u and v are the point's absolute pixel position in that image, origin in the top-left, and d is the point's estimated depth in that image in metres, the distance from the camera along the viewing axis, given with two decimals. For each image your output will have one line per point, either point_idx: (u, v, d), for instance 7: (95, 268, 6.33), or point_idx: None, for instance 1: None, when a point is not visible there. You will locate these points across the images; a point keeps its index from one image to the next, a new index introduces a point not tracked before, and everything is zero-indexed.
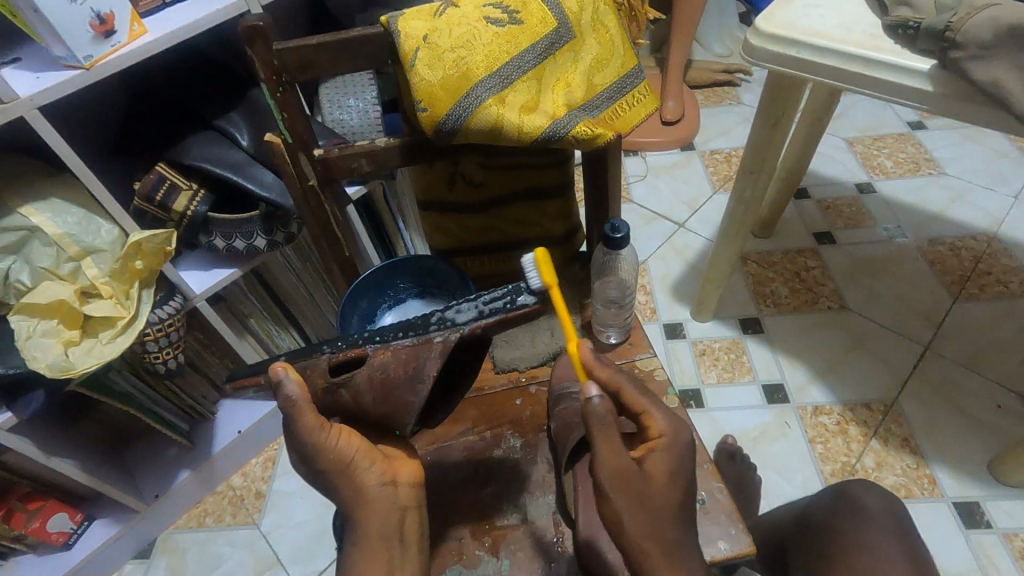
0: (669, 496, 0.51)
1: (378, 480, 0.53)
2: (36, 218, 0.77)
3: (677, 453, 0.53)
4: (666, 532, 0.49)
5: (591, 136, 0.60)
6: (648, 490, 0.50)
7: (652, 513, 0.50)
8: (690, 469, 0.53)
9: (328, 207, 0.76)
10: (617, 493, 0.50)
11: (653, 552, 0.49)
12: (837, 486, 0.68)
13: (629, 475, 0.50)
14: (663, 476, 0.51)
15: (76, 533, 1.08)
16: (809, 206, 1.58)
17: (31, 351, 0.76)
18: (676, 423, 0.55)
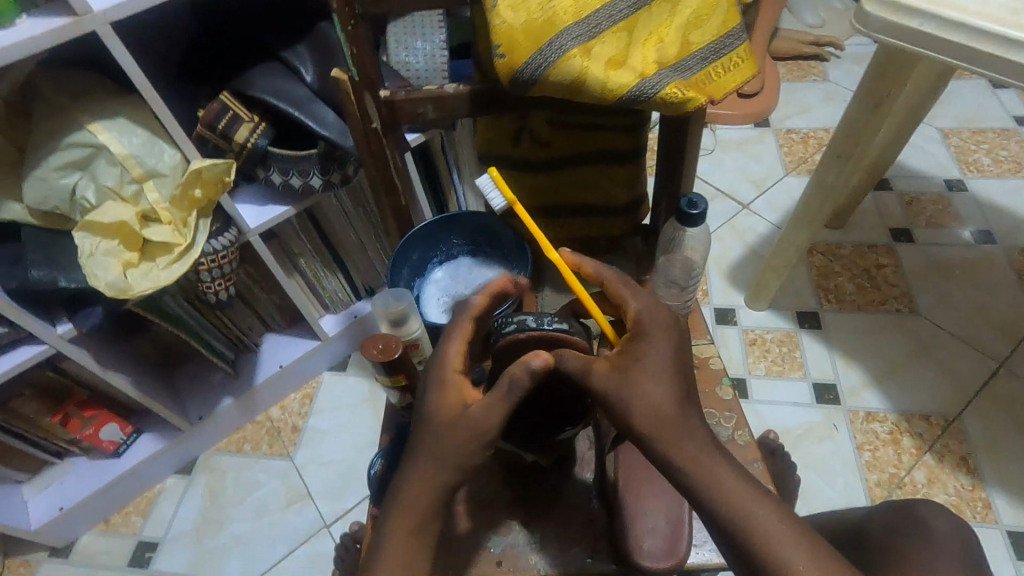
0: (669, 376, 0.52)
1: (478, 447, 0.54)
2: (103, 136, 0.77)
3: (655, 342, 0.54)
4: (671, 415, 0.51)
5: (681, 99, 0.55)
6: (636, 381, 0.52)
7: (653, 402, 0.51)
8: (669, 349, 0.54)
9: (388, 152, 0.73)
10: (609, 395, 0.52)
11: (664, 435, 0.51)
12: (900, 503, 0.64)
13: (613, 376, 0.53)
14: (645, 364, 0.53)
15: (125, 443, 1.14)
16: (889, 199, 1.46)
17: (92, 269, 0.78)
18: (657, 308, 0.57)
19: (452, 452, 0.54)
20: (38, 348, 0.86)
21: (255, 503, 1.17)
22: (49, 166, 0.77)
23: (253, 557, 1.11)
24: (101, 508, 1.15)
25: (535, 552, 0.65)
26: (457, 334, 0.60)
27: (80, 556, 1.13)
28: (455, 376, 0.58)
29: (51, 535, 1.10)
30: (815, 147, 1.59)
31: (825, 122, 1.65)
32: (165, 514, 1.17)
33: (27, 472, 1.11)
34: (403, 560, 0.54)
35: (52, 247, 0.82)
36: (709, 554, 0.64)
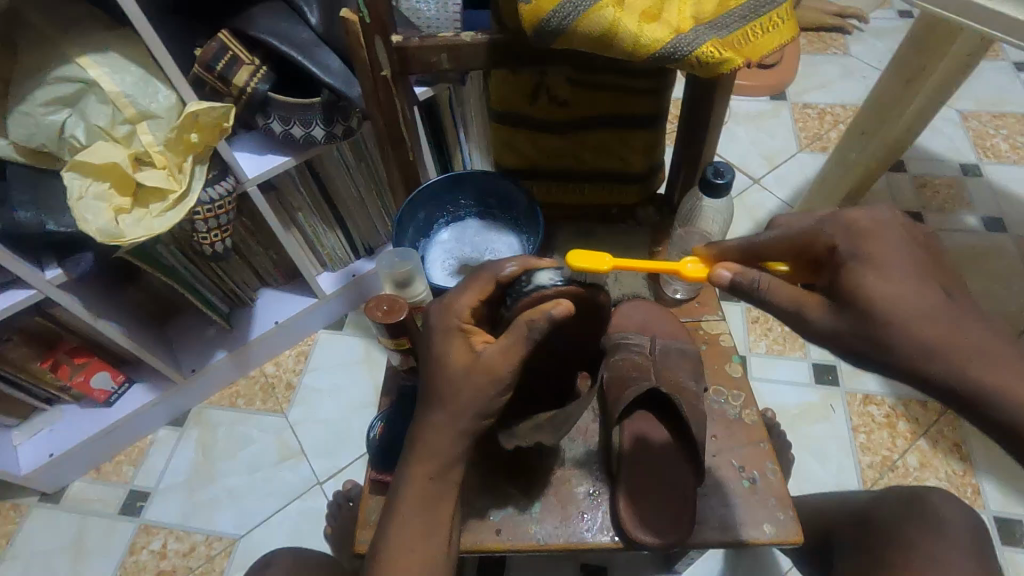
0: (918, 296, 0.46)
1: (498, 392, 0.54)
2: (93, 71, 0.73)
3: (866, 246, 0.49)
4: (953, 342, 0.45)
5: (716, 60, 0.51)
6: (889, 311, 0.46)
7: (920, 333, 0.45)
8: (899, 247, 0.48)
9: (398, 103, 0.68)
10: (865, 340, 0.47)
11: (955, 369, 0.44)
12: (910, 493, 0.65)
13: (858, 314, 0.47)
14: (886, 288, 0.46)
15: (116, 393, 1.12)
16: (902, 181, 1.43)
17: (82, 213, 0.74)
18: (867, 219, 0.50)
19: (472, 398, 0.54)
20: (26, 293, 0.83)
21: (248, 457, 1.16)
22: (36, 100, 0.73)
23: (246, 510, 1.11)
24: (93, 456, 1.14)
25: (533, 522, 0.65)
26: (473, 284, 0.58)
27: (71, 502, 1.13)
28: (465, 326, 0.56)
29: (41, 480, 1.09)
30: (831, 124, 1.55)
31: (844, 98, 1.60)
32: (157, 464, 1.17)
33: (15, 418, 1.09)
34: (405, 522, 0.54)
35: (39, 187, 0.78)
36: (710, 532, 0.63)
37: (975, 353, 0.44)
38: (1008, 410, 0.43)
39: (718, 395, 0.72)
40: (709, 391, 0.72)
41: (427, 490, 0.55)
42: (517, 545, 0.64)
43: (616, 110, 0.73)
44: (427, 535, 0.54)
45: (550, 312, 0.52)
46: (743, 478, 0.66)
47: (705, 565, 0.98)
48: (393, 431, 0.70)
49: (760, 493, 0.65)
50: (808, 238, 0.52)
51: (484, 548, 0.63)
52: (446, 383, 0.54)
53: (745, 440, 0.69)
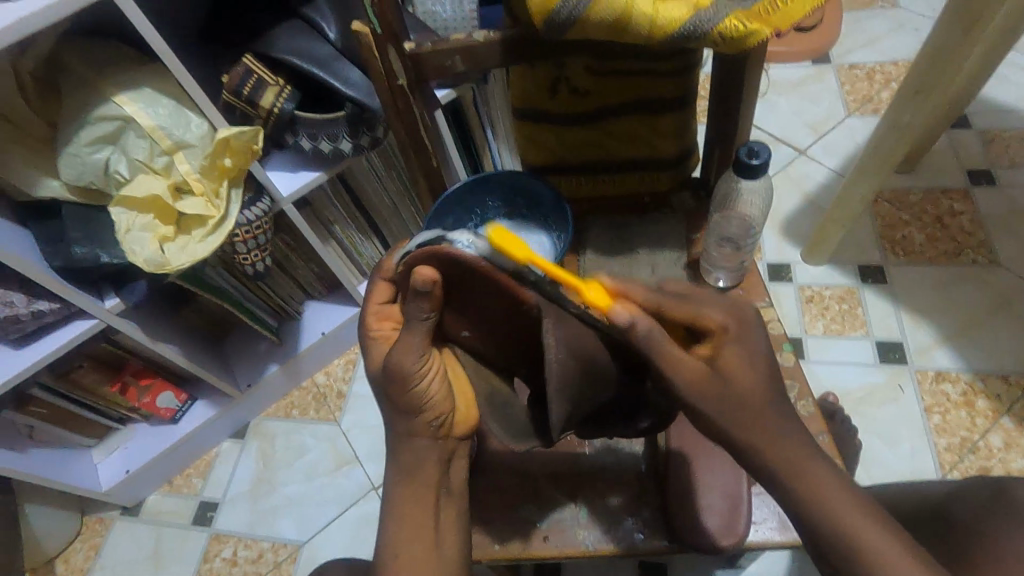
0: (756, 388, 0.51)
1: (413, 379, 0.53)
2: (129, 107, 0.76)
3: (745, 336, 0.53)
4: (771, 426, 0.51)
5: (741, 33, 0.48)
6: (732, 389, 0.51)
7: (746, 419, 0.51)
8: (762, 341, 0.54)
9: (417, 110, 0.68)
10: (700, 403, 0.51)
11: (761, 443, 0.51)
12: (994, 483, 0.60)
13: (710, 384, 0.51)
14: (740, 369, 0.51)
15: (181, 410, 1.18)
16: (967, 138, 1.32)
17: (130, 245, 0.79)
18: (732, 307, 0.55)
19: (395, 395, 0.54)
20: (90, 322, 0.88)
21: (305, 466, 1.20)
22: (81, 141, 0.77)
23: (308, 517, 1.15)
24: (165, 470, 1.20)
25: (581, 527, 0.66)
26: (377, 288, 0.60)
27: (149, 514, 1.20)
28: (377, 330, 0.59)
29: (120, 495, 1.16)
30: (881, 84, 1.45)
31: (894, 55, 1.49)
32: (223, 476, 1.22)
33: (93, 438, 1.17)
34: (403, 526, 0.55)
35: (91, 222, 0.82)
36: (768, 532, 0.64)
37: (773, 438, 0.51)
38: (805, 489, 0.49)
39: None
40: None
41: (428, 490, 0.56)
42: (565, 551, 0.64)
43: (639, 100, 0.71)
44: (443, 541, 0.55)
45: (417, 290, 0.48)
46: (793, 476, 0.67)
47: (772, 560, 0.95)
48: None
49: None
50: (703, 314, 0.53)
51: (534, 555, 0.65)
52: (377, 387, 0.57)
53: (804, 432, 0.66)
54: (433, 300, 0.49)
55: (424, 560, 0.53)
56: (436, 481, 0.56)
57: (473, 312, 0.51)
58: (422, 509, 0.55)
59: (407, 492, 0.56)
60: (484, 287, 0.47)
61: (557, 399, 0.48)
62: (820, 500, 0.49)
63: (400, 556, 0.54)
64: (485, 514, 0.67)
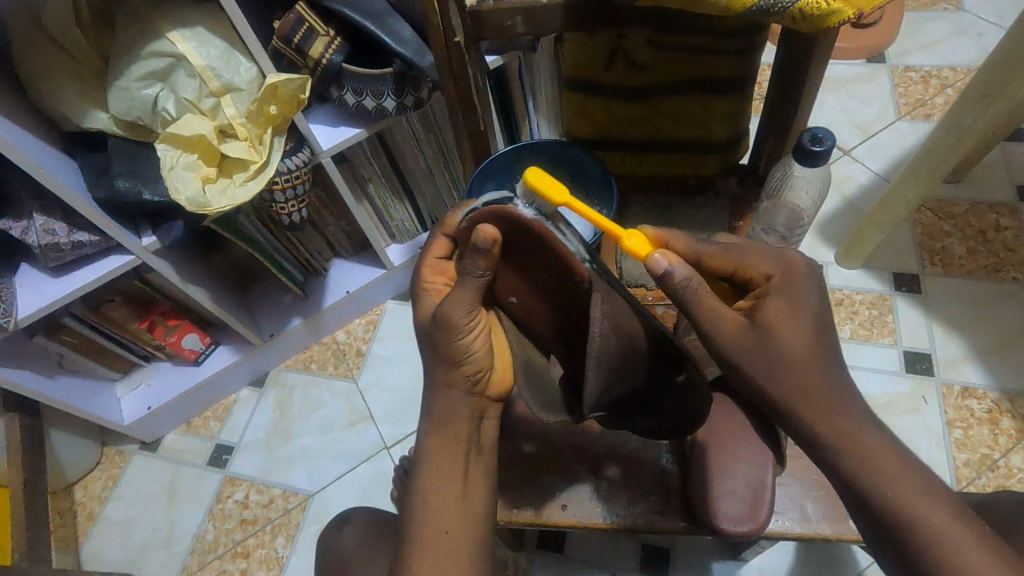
0: (801, 342, 0.52)
1: (459, 334, 0.54)
2: (182, 46, 0.76)
3: (791, 285, 0.54)
4: (812, 376, 0.52)
5: (822, 11, 0.46)
6: (772, 337, 0.52)
7: (788, 369, 0.52)
8: (814, 297, 0.54)
9: (470, 71, 0.67)
10: (742, 354, 0.53)
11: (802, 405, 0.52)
12: (1022, 497, 0.59)
13: (750, 334, 0.52)
14: (780, 318, 0.52)
15: (204, 353, 1.20)
16: (1022, 152, 1.27)
17: (174, 183, 0.79)
18: (781, 259, 0.55)
19: (440, 347, 0.55)
20: (126, 257, 0.90)
21: (321, 419, 1.22)
22: (133, 75, 0.77)
23: (320, 469, 1.18)
24: (185, 410, 1.23)
25: (598, 501, 0.67)
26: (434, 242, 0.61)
27: (167, 451, 1.23)
28: (430, 283, 0.61)
29: (140, 430, 1.19)
30: (937, 89, 1.40)
31: (953, 60, 1.44)
32: (239, 421, 1.25)
33: (118, 373, 1.19)
34: (431, 476, 0.56)
35: (135, 158, 0.83)
36: (788, 522, 0.65)
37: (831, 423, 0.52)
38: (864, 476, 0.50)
39: None
40: None
41: (459, 443, 0.56)
42: (583, 521, 0.66)
43: (696, 80, 0.70)
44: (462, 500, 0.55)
45: (477, 244, 0.50)
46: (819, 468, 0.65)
47: (776, 555, 0.95)
48: None
49: None
50: (745, 267, 0.56)
51: (552, 522, 0.66)
52: (422, 335, 0.58)
53: None
54: (491, 257, 0.51)
55: (457, 511, 0.55)
56: (466, 435, 0.57)
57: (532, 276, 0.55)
58: (452, 459, 0.56)
59: (439, 442, 0.56)
60: (543, 253, 0.51)
61: (594, 371, 0.50)
62: (879, 476, 0.50)
63: (429, 503, 0.55)
64: (504, 479, 0.68)
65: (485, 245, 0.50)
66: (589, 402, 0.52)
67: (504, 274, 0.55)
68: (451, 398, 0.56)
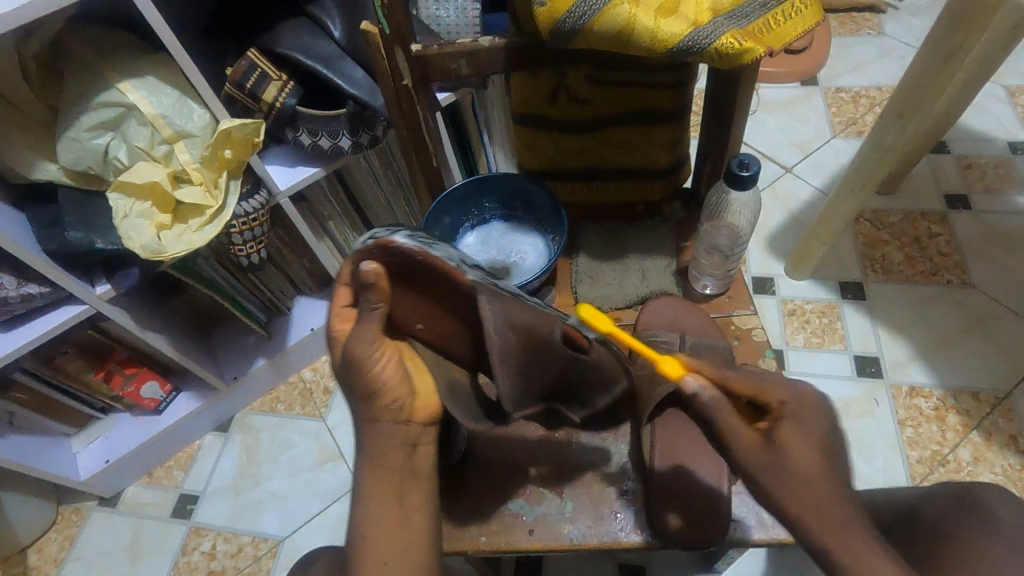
0: (819, 467, 0.48)
1: (373, 371, 0.53)
2: (133, 95, 0.77)
3: (805, 414, 0.51)
4: (834, 506, 0.47)
5: (736, 49, 0.50)
6: (788, 462, 0.48)
7: (802, 492, 0.47)
8: (827, 424, 0.51)
9: (420, 111, 0.70)
10: (754, 472, 0.49)
11: (823, 534, 0.46)
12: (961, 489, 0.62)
13: (763, 453, 0.49)
14: (797, 443, 0.49)
15: (165, 401, 1.17)
16: (946, 163, 1.37)
17: (127, 231, 0.79)
18: (800, 388, 0.53)
19: (363, 386, 0.54)
20: (79, 308, 0.88)
21: (290, 460, 1.20)
22: (82, 126, 0.77)
23: (289, 513, 1.15)
24: (145, 462, 1.19)
25: (566, 522, 0.68)
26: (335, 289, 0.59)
27: (127, 505, 1.18)
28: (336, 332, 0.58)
29: (98, 486, 1.15)
30: (866, 108, 1.50)
31: (879, 80, 1.54)
32: (204, 469, 1.21)
33: (73, 427, 1.15)
34: (371, 510, 0.55)
35: (86, 207, 0.82)
36: (746, 530, 0.66)
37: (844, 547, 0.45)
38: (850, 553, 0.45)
39: None
40: None
41: (393, 476, 0.56)
42: (551, 545, 0.67)
43: (636, 111, 0.74)
44: (398, 534, 0.55)
45: (363, 282, 0.49)
46: None
47: (748, 563, 0.97)
48: None
49: None
50: (762, 389, 0.52)
51: (519, 548, 0.67)
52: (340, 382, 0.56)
53: None
54: (380, 291, 0.50)
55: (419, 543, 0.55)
56: (402, 466, 0.56)
57: (428, 299, 0.54)
58: (389, 490, 0.55)
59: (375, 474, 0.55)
60: (428, 275, 0.51)
61: (501, 370, 0.51)
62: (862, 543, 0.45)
63: (370, 538, 0.54)
64: (474, 508, 0.69)
65: (373, 281, 0.49)
66: (509, 402, 0.53)
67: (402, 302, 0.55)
68: (382, 431, 0.56)
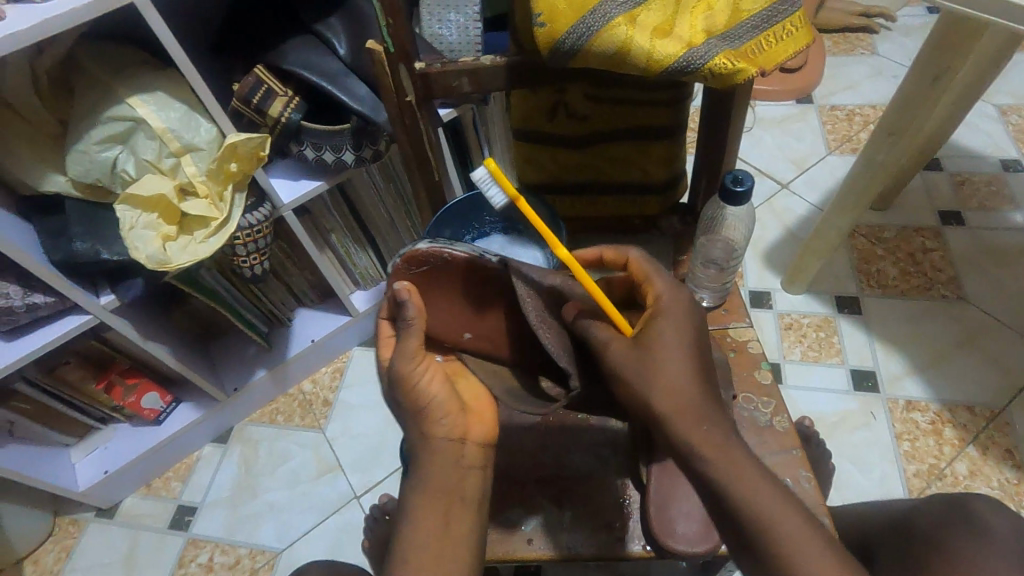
0: (682, 360, 0.51)
1: (422, 383, 0.59)
2: (142, 110, 0.78)
3: (677, 314, 0.54)
4: (692, 398, 0.50)
5: (731, 70, 0.52)
6: (654, 359, 0.51)
7: (666, 385, 0.50)
8: (696, 324, 0.54)
9: (423, 126, 0.71)
10: (624, 373, 0.52)
11: (690, 429, 0.49)
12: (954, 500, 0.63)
13: (628, 352, 0.53)
14: (661, 341, 0.52)
15: (165, 412, 1.17)
16: (939, 180, 1.39)
17: (133, 241, 0.80)
18: (675, 288, 0.57)
19: (415, 400, 0.60)
20: (83, 318, 0.89)
21: (288, 472, 1.20)
22: (91, 139, 0.79)
23: (288, 525, 1.15)
24: (144, 473, 1.19)
25: (564, 533, 0.69)
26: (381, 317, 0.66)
27: (125, 517, 1.18)
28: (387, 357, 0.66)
29: (96, 496, 1.15)
30: (861, 126, 1.52)
31: (873, 98, 1.57)
32: (203, 480, 1.21)
33: (73, 437, 1.16)
34: (419, 531, 0.55)
35: (94, 219, 0.84)
36: None
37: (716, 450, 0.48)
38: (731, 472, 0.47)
39: (748, 403, 0.72)
40: (738, 399, 0.72)
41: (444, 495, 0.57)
42: (549, 554, 0.68)
43: (633, 127, 0.76)
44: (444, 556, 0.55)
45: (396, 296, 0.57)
46: None
47: None
48: None
49: None
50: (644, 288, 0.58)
51: (517, 557, 0.68)
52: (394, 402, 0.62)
53: (777, 447, 0.69)
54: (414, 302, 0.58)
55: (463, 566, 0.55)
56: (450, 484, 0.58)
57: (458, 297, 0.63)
58: (437, 511, 0.57)
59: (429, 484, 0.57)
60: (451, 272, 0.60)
61: (547, 333, 0.58)
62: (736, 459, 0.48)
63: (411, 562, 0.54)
64: None
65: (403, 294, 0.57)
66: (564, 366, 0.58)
67: (436, 313, 0.64)
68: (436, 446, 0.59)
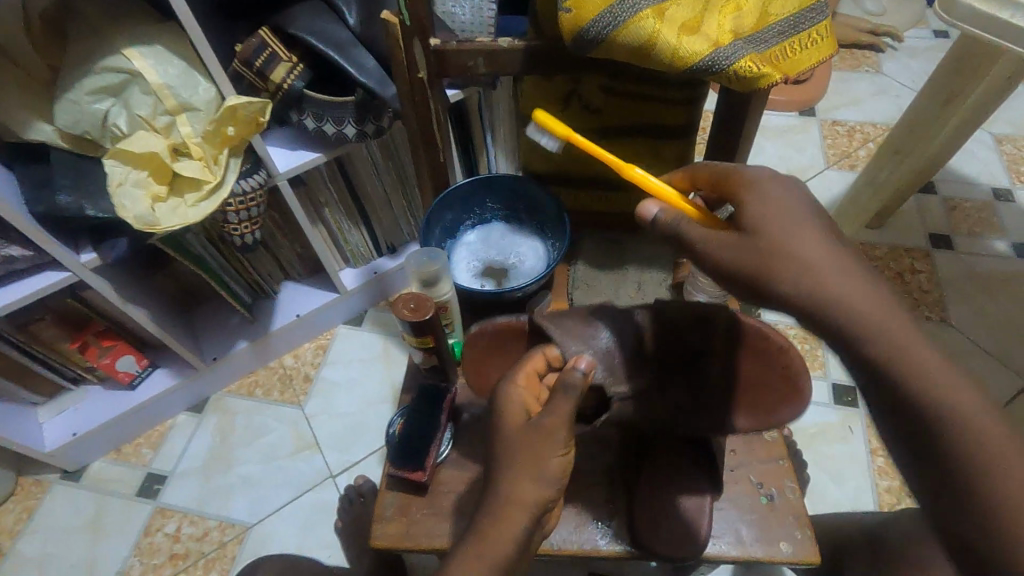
0: (803, 235, 0.50)
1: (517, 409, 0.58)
2: (139, 62, 0.75)
3: (766, 189, 0.53)
4: (838, 271, 0.48)
5: (755, 74, 0.52)
6: (782, 238, 0.50)
7: (810, 266, 0.49)
8: (794, 197, 0.52)
9: (432, 105, 0.69)
10: (755, 269, 0.50)
11: (869, 314, 0.47)
12: None
13: (745, 243, 0.51)
14: (768, 220, 0.51)
15: (140, 376, 1.14)
16: (932, 203, 1.41)
17: (121, 199, 0.77)
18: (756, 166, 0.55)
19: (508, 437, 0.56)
20: (61, 275, 0.86)
21: (264, 446, 1.18)
22: (83, 89, 0.75)
23: (260, 499, 1.13)
24: (115, 437, 1.16)
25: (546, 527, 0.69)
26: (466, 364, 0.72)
27: (92, 481, 1.15)
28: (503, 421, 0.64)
29: (64, 458, 1.12)
30: (861, 143, 1.53)
31: (874, 117, 1.58)
32: (176, 448, 1.19)
33: (42, 396, 1.12)
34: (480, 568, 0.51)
35: (80, 173, 0.80)
36: (722, 545, 0.68)
37: (888, 342, 0.46)
38: (907, 369, 0.45)
39: None
40: None
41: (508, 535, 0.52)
42: None
43: (645, 123, 0.75)
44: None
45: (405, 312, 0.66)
46: (761, 495, 0.71)
47: None
48: (412, 424, 0.73)
49: (778, 510, 0.70)
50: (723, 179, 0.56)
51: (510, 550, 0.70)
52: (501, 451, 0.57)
53: None
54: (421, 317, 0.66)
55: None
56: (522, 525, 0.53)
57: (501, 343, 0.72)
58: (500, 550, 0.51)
59: (516, 484, 0.53)
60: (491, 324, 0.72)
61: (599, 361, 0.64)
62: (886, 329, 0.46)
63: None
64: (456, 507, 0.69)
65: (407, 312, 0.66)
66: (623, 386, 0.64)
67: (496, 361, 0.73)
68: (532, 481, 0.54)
